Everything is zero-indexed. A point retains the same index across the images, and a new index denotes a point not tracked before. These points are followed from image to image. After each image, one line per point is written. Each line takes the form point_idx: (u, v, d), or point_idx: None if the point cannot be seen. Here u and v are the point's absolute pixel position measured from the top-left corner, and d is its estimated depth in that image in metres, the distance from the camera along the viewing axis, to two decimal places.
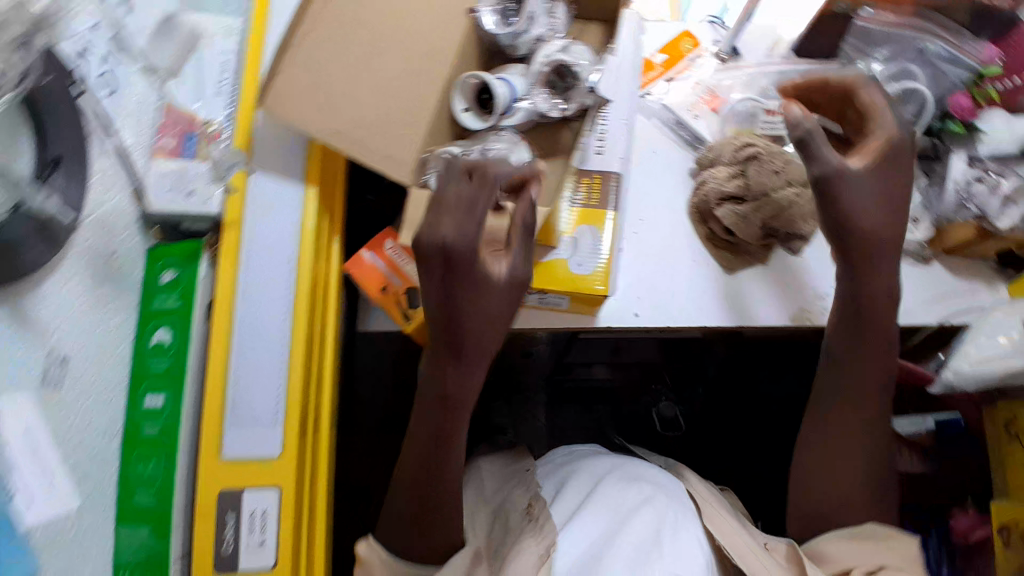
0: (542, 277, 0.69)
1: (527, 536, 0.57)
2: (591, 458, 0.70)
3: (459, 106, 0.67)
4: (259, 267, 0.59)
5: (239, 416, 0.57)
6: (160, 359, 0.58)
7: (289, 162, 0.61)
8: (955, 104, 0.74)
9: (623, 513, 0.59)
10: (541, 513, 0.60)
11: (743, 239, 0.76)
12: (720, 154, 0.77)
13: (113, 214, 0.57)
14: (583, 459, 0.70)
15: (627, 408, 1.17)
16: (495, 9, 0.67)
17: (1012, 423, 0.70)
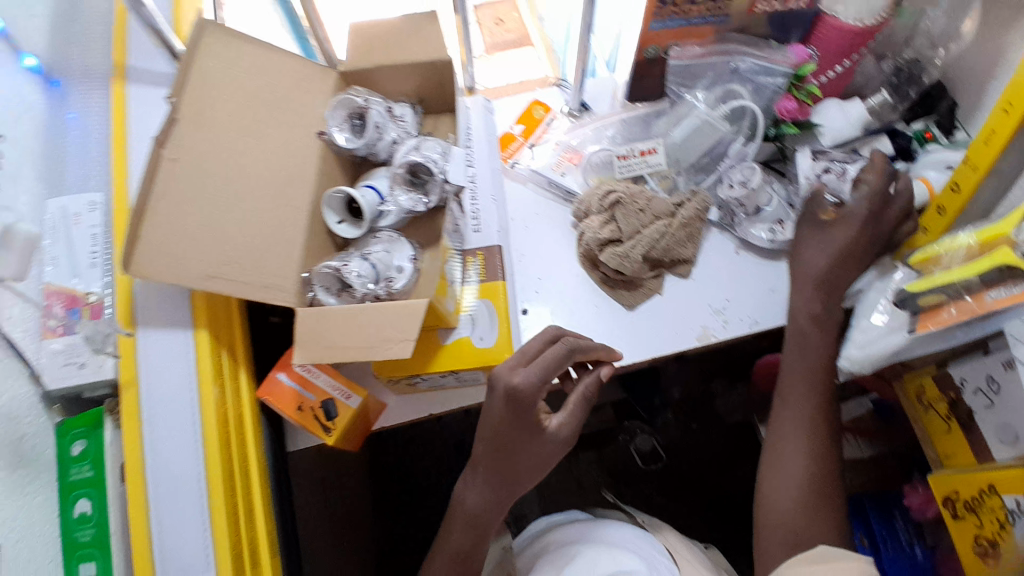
0: (448, 359, 0.71)
1: None
2: (572, 526, 0.77)
3: (332, 219, 0.74)
4: (162, 420, 0.61)
5: (170, 567, 0.59)
6: (85, 528, 0.60)
7: (174, 313, 0.64)
8: (782, 108, 0.81)
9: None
10: None
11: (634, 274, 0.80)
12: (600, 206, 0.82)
13: (14, 403, 0.61)
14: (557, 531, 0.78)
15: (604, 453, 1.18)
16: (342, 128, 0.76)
17: (923, 391, 0.67)
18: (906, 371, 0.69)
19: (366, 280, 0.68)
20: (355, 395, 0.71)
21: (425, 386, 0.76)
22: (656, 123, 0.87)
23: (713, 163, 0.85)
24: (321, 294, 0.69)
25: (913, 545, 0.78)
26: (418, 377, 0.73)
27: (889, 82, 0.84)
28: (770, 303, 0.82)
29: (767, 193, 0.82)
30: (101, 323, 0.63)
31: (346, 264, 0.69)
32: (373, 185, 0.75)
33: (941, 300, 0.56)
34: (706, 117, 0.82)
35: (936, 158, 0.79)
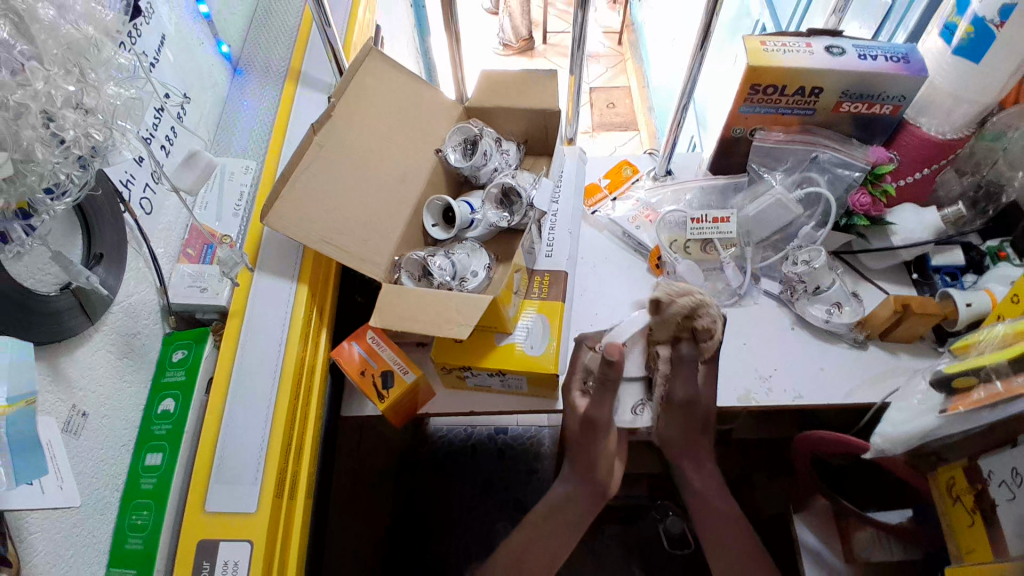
0: (500, 358, 0.78)
1: None
2: None
3: (428, 222, 0.85)
4: (253, 347, 0.71)
5: (224, 473, 0.66)
6: (163, 423, 0.68)
7: (286, 267, 0.76)
8: (855, 202, 0.86)
9: None
10: None
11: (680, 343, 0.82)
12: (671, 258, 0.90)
13: (142, 304, 0.71)
14: None
15: None
16: (456, 149, 0.89)
17: (953, 483, 0.69)
18: (941, 464, 0.71)
19: (444, 273, 0.79)
20: (411, 372, 0.79)
21: (472, 384, 0.83)
22: (735, 197, 0.94)
23: (783, 242, 0.91)
24: (405, 278, 0.79)
25: None
26: (467, 370, 0.80)
27: (967, 196, 0.91)
28: (816, 382, 0.83)
29: (828, 276, 0.86)
30: (234, 252, 0.72)
31: (432, 257, 0.80)
32: (469, 201, 0.86)
33: (973, 382, 0.62)
34: (781, 196, 0.87)
35: (1003, 273, 0.83)
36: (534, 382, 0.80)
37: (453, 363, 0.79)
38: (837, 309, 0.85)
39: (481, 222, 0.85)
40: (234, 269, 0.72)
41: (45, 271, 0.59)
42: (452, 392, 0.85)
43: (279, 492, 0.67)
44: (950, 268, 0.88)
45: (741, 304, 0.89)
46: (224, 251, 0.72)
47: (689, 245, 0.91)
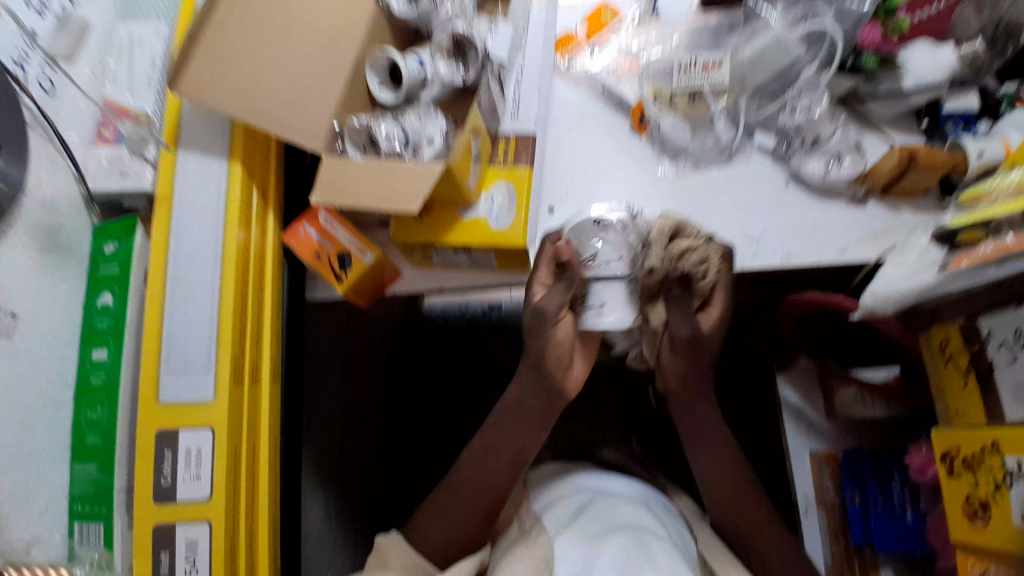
0: (464, 231, 0.72)
1: (519, 547, 0.62)
2: (617, 502, 0.69)
3: (373, 82, 0.74)
4: (188, 233, 0.65)
5: (175, 364, 0.63)
6: (103, 318, 0.65)
7: (214, 142, 0.68)
8: (864, 38, 0.76)
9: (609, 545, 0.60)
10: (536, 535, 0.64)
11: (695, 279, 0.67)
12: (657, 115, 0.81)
13: (62, 196, 0.65)
14: (598, 505, 0.69)
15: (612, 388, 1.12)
16: None
17: (947, 343, 0.65)
18: (935, 322, 0.67)
19: (393, 142, 0.69)
20: (370, 253, 0.74)
21: (438, 262, 0.78)
22: (728, 37, 0.82)
23: (781, 90, 0.80)
24: (350, 150, 0.70)
25: (904, 508, 0.77)
26: (430, 247, 0.74)
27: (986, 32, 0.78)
28: (809, 242, 0.77)
29: (828, 125, 0.78)
30: (137, 128, 0.67)
31: (376, 122, 0.69)
32: (418, 54, 0.73)
33: (981, 237, 0.56)
34: (780, 34, 0.77)
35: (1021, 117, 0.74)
36: (502, 257, 0.75)
37: (413, 240, 0.73)
38: (834, 163, 0.77)
39: (433, 81, 0.73)
40: (143, 148, 0.67)
41: None
42: (418, 270, 0.80)
43: (237, 379, 0.65)
44: (964, 115, 0.77)
45: (732, 163, 0.80)
46: (130, 127, 0.67)
47: (675, 98, 0.82)
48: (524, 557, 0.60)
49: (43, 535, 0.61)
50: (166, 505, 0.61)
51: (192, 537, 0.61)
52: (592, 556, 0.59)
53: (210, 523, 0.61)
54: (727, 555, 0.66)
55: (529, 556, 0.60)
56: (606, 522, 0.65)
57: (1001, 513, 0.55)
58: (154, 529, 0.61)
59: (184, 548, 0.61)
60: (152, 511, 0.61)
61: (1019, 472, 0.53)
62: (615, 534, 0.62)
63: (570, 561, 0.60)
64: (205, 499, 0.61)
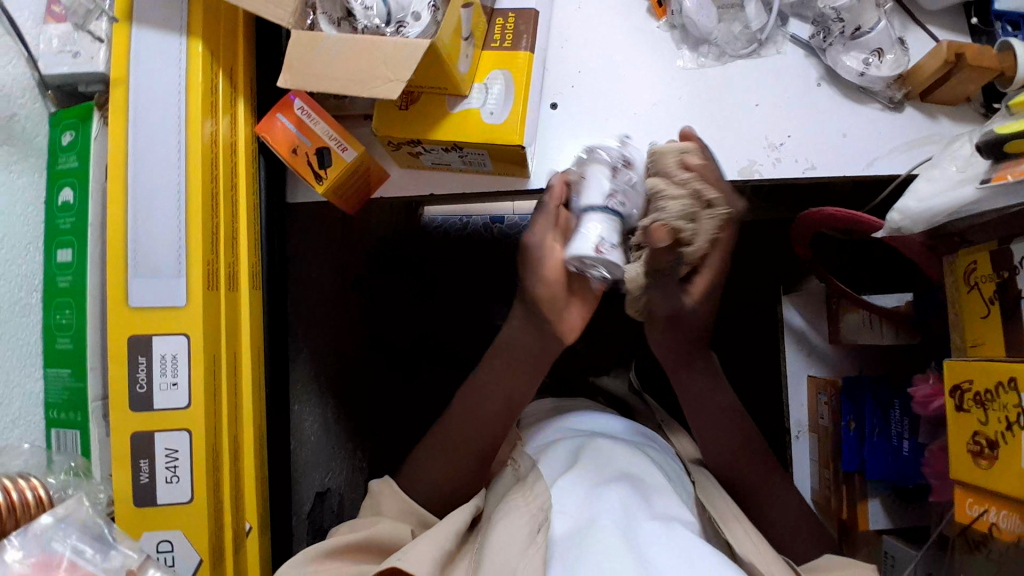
0: (454, 127, 0.65)
1: (516, 494, 0.61)
2: (612, 442, 0.67)
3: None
4: (149, 123, 0.59)
5: (143, 266, 0.59)
6: (65, 216, 0.60)
7: (169, 15, 0.60)
8: None
9: (605, 491, 0.59)
10: (533, 481, 0.63)
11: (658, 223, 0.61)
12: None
13: (12, 79, 0.58)
14: (595, 447, 0.67)
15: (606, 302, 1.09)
16: None
17: (973, 270, 0.61)
18: (962, 246, 0.62)
19: (372, 16, 0.61)
20: (351, 150, 0.68)
21: (429, 163, 0.72)
22: None
23: None
24: (322, 23, 0.62)
25: (901, 438, 0.75)
26: (419, 146, 0.68)
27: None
28: (835, 151, 0.70)
29: (873, 13, 0.67)
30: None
31: None
32: None
33: None
34: None
35: None
36: (498, 159, 0.69)
37: (400, 137, 0.67)
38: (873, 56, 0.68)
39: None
40: (88, 20, 0.60)
41: None
42: (407, 171, 0.74)
43: (211, 283, 0.61)
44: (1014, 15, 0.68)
45: (759, 55, 0.72)
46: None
47: None
48: (520, 507, 0.59)
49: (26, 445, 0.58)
50: (144, 412, 0.59)
51: (173, 445, 0.60)
52: (591, 503, 0.58)
53: (190, 430, 0.60)
54: (720, 491, 0.66)
55: (526, 506, 0.59)
56: (602, 467, 0.63)
57: (1008, 452, 0.56)
58: (133, 437, 0.59)
59: (166, 454, 0.60)
60: (129, 418, 0.59)
61: None
62: (613, 482, 0.61)
63: (567, 509, 0.58)
64: (186, 407, 0.59)
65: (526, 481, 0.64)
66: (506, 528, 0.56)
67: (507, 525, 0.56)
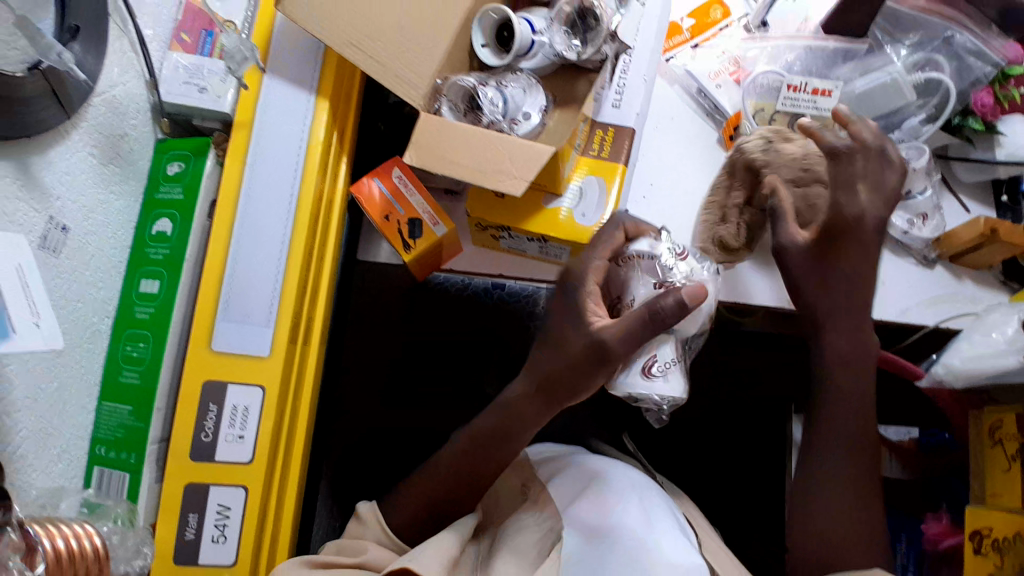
0: (545, 222, 0.68)
1: (527, 515, 0.61)
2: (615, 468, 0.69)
3: (478, 40, 0.65)
4: (266, 171, 0.59)
5: (233, 311, 0.58)
6: (159, 247, 0.58)
7: (303, 71, 0.61)
8: (977, 100, 0.73)
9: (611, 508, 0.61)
10: (538, 494, 0.64)
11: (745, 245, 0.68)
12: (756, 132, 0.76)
13: (130, 100, 0.57)
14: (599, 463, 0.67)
15: None
16: None
17: (998, 427, 0.67)
18: (990, 402, 0.69)
19: (497, 111, 0.62)
20: (442, 225, 0.69)
21: (506, 247, 0.74)
22: (841, 66, 0.76)
23: (883, 133, 0.77)
24: (446, 109, 0.63)
25: (905, 570, 0.79)
26: (504, 230, 0.71)
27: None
28: (875, 297, 0.77)
29: (922, 180, 0.75)
30: (244, 42, 0.57)
31: (483, 85, 0.62)
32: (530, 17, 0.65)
33: None
34: (899, 76, 0.72)
35: None
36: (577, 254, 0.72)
37: (490, 220, 0.69)
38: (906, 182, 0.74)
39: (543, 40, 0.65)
40: (242, 67, 0.58)
41: (9, 45, 0.45)
42: (479, 250, 0.76)
43: (294, 336, 0.60)
44: None
45: None
46: (230, 39, 0.57)
47: (775, 118, 0.77)
48: (531, 528, 0.59)
49: (66, 483, 0.54)
50: (203, 463, 0.57)
51: (225, 502, 0.57)
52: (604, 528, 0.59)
53: (246, 488, 0.57)
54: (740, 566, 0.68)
55: (538, 526, 0.59)
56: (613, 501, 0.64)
57: None
58: (187, 488, 0.56)
59: (217, 512, 0.57)
60: (187, 467, 0.56)
61: None
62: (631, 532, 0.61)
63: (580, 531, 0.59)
64: (247, 462, 0.57)
65: (537, 502, 0.63)
66: (518, 548, 0.56)
67: (521, 541, 0.57)
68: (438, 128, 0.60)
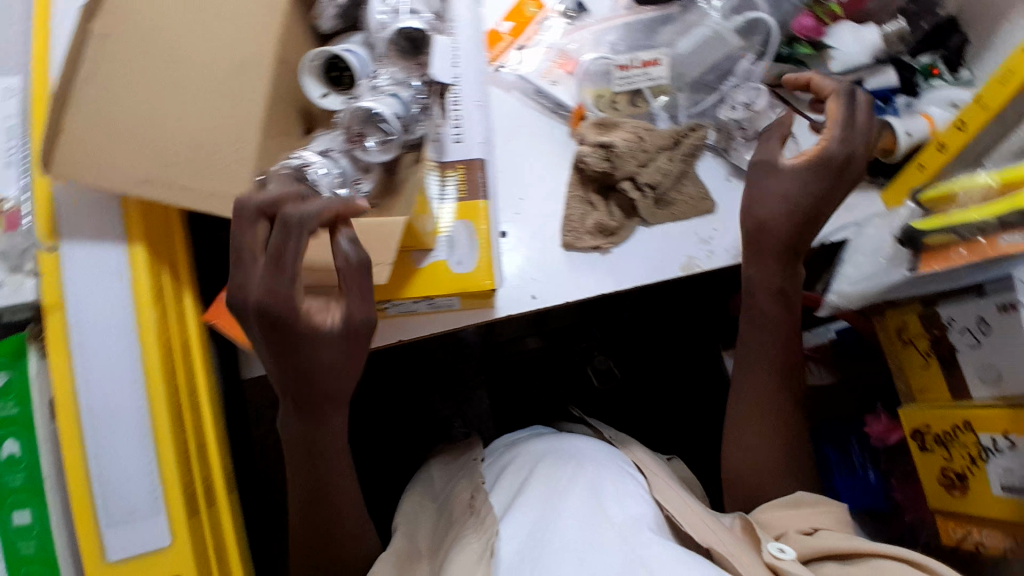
0: (424, 281, 0.65)
1: (469, 531, 0.58)
2: (554, 457, 0.66)
3: (315, 92, 0.59)
4: (95, 349, 0.52)
5: (113, 512, 0.52)
6: (9, 475, 0.51)
7: (103, 225, 0.53)
8: (800, 26, 0.76)
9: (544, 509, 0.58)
10: (481, 505, 0.62)
11: (610, 170, 0.73)
12: (602, 116, 0.76)
13: None
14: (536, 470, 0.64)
15: (551, 384, 1.09)
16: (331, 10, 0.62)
17: (904, 328, 0.69)
18: (888, 307, 0.71)
19: (335, 181, 0.58)
20: None
21: (395, 313, 0.70)
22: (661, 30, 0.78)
23: (718, 81, 0.77)
24: None
25: (865, 469, 0.83)
26: (387, 303, 0.66)
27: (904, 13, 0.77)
28: None
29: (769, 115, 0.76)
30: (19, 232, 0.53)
31: (307, 162, 0.57)
32: (353, 52, 0.59)
33: (949, 240, 0.55)
34: (718, 28, 0.76)
35: (941, 95, 0.74)
36: (468, 298, 0.68)
37: (369, 298, 0.65)
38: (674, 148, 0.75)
39: (369, 81, 0.59)
40: (27, 259, 0.53)
41: None
42: None
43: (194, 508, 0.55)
44: (883, 91, 0.75)
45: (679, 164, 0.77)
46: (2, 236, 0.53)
47: (617, 99, 0.76)
48: (472, 543, 0.57)
49: None
50: None
51: None
52: (541, 529, 0.56)
53: None
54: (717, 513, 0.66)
55: (477, 540, 0.56)
56: (547, 499, 0.60)
57: (977, 483, 0.62)
58: None
59: None
60: None
61: (995, 449, 0.60)
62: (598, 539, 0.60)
63: (516, 539, 0.56)
64: None
65: (478, 514, 0.60)
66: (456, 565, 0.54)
67: (458, 558, 0.55)
68: None
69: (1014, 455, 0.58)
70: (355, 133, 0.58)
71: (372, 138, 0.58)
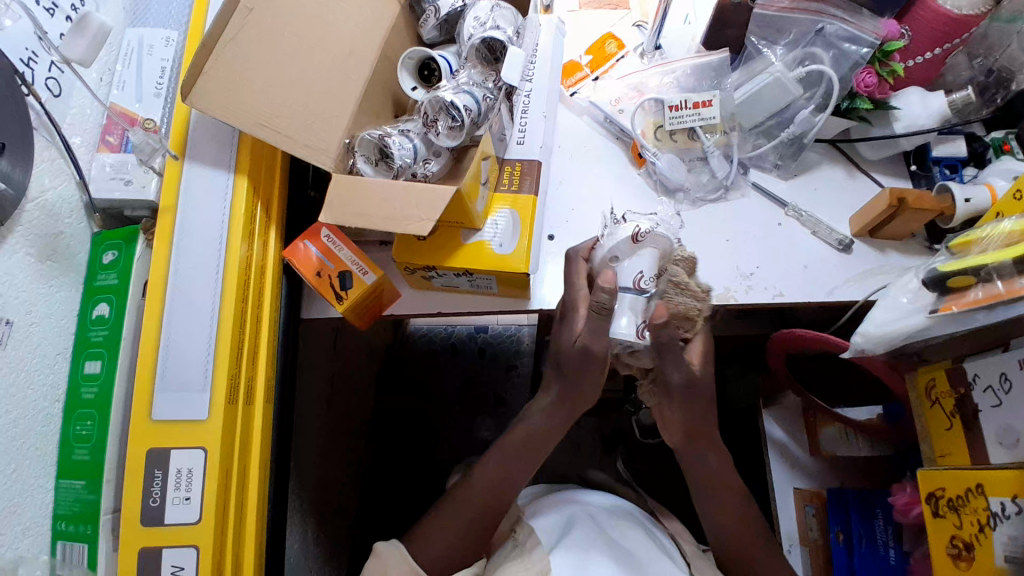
0: (469, 256, 0.72)
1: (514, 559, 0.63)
2: (602, 514, 0.70)
3: (407, 86, 0.74)
4: (190, 246, 0.65)
5: (169, 380, 0.62)
6: (99, 329, 0.65)
7: (220, 155, 0.68)
8: (860, 81, 0.75)
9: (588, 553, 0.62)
10: (525, 538, 0.67)
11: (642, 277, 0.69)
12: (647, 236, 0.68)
13: (62, 201, 0.64)
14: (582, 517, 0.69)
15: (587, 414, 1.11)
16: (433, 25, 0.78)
17: (934, 384, 0.67)
18: (921, 364, 0.69)
19: (405, 155, 0.69)
20: (372, 273, 0.72)
21: (440, 285, 0.78)
22: (730, 74, 0.83)
23: (777, 129, 0.81)
24: (361, 163, 0.69)
25: (887, 547, 0.78)
26: (432, 271, 0.74)
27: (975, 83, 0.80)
28: (801, 280, 0.76)
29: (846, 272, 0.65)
30: (149, 135, 0.65)
31: (389, 135, 0.69)
32: (446, 57, 0.73)
33: (969, 282, 0.58)
34: (780, 75, 0.77)
35: (1004, 166, 0.75)
36: (504, 283, 0.75)
37: (417, 263, 0.73)
38: (727, 194, 0.82)
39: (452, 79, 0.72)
40: (152, 158, 0.67)
41: None
42: (419, 293, 0.79)
43: (233, 398, 0.64)
44: (952, 159, 0.80)
45: (727, 199, 0.81)
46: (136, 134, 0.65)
47: (675, 134, 0.82)
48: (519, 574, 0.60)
49: (31, 554, 0.60)
50: (154, 527, 0.60)
51: (178, 562, 0.60)
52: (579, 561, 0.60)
53: (198, 547, 0.60)
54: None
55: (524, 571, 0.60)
56: (588, 540, 0.64)
57: (983, 554, 0.56)
58: (141, 552, 0.60)
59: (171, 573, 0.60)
60: (139, 534, 0.60)
61: (1003, 515, 0.54)
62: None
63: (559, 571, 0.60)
64: (192, 523, 0.60)
65: (524, 547, 0.65)
66: None
67: None
68: (349, 186, 0.65)
69: (1021, 522, 0.52)
70: (431, 119, 0.70)
71: (442, 123, 0.69)
